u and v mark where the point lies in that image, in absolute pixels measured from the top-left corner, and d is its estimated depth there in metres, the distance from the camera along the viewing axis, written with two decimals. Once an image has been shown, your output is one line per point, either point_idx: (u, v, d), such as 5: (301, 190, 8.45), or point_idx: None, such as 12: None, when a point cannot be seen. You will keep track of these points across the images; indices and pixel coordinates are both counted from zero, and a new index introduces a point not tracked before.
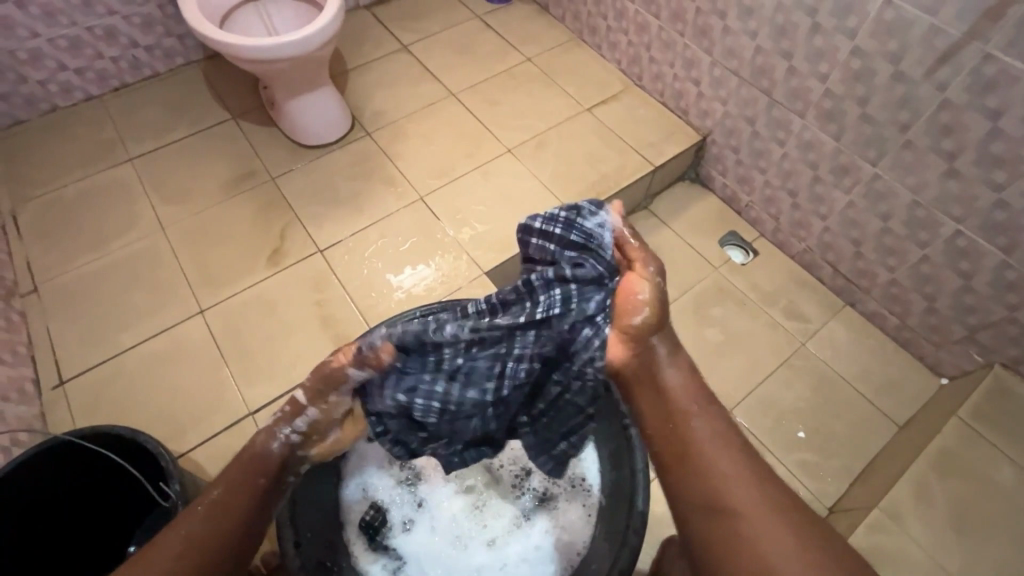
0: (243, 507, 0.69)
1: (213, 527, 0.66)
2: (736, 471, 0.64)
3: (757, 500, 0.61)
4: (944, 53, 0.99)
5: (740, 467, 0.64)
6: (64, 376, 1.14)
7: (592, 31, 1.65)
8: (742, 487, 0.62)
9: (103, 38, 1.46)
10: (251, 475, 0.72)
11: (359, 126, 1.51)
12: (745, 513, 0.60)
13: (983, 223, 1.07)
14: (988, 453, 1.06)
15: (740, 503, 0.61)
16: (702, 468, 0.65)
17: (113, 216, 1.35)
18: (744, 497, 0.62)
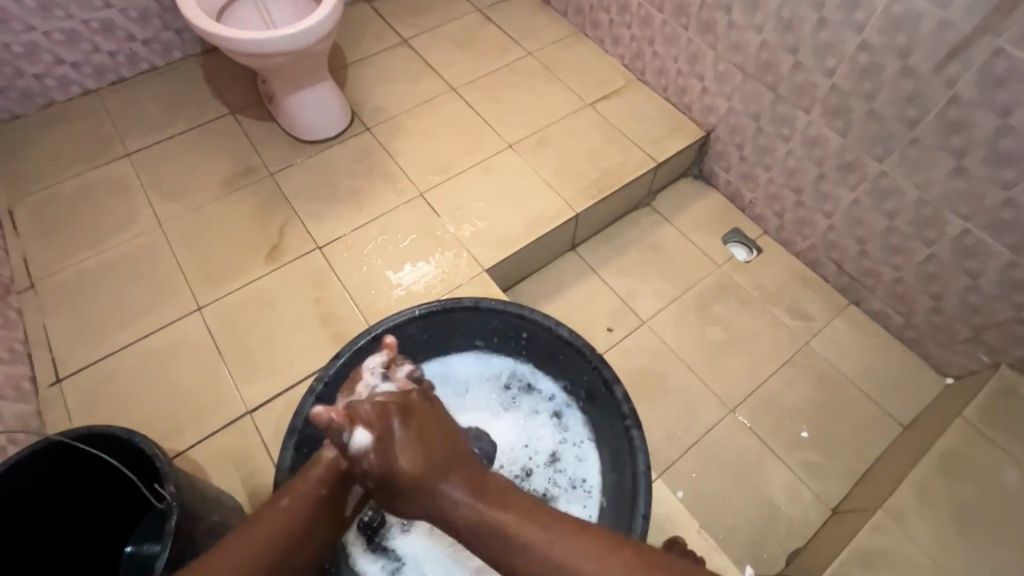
0: (304, 520, 0.70)
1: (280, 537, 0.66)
2: (563, 539, 0.59)
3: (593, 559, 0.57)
4: (953, 49, 0.97)
5: (560, 525, 0.61)
6: (61, 374, 1.13)
7: (594, 25, 1.63)
8: (580, 553, 0.58)
9: (100, 32, 1.45)
10: (319, 488, 0.73)
11: (358, 122, 1.50)
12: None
13: (991, 222, 1.06)
14: (993, 455, 1.05)
15: (573, 571, 0.57)
16: (531, 560, 0.59)
17: (111, 212, 1.33)
18: (578, 563, 0.57)
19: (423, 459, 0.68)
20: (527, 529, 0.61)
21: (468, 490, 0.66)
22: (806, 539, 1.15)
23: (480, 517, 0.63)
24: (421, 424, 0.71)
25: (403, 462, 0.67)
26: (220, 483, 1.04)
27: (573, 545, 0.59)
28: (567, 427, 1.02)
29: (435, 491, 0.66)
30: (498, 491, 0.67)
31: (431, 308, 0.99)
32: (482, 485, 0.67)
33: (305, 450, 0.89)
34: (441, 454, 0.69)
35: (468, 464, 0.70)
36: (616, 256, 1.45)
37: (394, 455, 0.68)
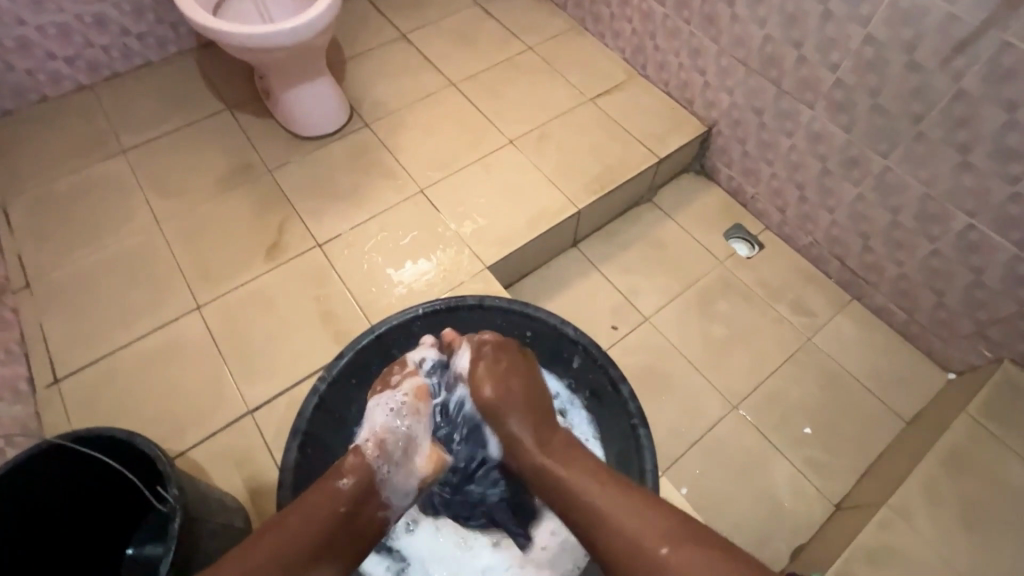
0: (318, 534, 0.71)
1: (289, 550, 0.67)
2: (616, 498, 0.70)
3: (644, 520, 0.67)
4: (960, 43, 0.96)
5: (616, 488, 0.71)
6: (59, 374, 1.12)
7: (595, 19, 1.61)
8: (630, 510, 0.68)
9: (93, 26, 1.42)
10: (334, 504, 0.74)
11: (357, 117, 1.48)
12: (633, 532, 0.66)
13: (996, 218, 1.05)
14: (997, 450, 1.05)
15: (624, 526, 0.67)
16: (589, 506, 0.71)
17: (107, 210, 1.32)
18: (629, 519, 0.67)
19: (505, 393, 0.85)
20: (586, 483, 0.73)
21: (534, 433, 0.82)
22: (809, 535, 1.15)
23: (540, 447, 0.80)
24: (505, 370, 0.88)
25: (489, 392, 0.86)
26: (222, 484, 1.03)
27: (626, 504, 0.69)
28: (573, 425, 1.00)
29: (504, 421, 0.84)
30: (559, 445, 0.80)
31: (434, 307, 1.00)
32: (548, 429, 0.83)
33: (307, 451, 0.88)
34: (519, 396, 0.85)
35: (537, 410, 0.85)
36: (618, 252, 1.45)
37: (482, 385, 0.86)
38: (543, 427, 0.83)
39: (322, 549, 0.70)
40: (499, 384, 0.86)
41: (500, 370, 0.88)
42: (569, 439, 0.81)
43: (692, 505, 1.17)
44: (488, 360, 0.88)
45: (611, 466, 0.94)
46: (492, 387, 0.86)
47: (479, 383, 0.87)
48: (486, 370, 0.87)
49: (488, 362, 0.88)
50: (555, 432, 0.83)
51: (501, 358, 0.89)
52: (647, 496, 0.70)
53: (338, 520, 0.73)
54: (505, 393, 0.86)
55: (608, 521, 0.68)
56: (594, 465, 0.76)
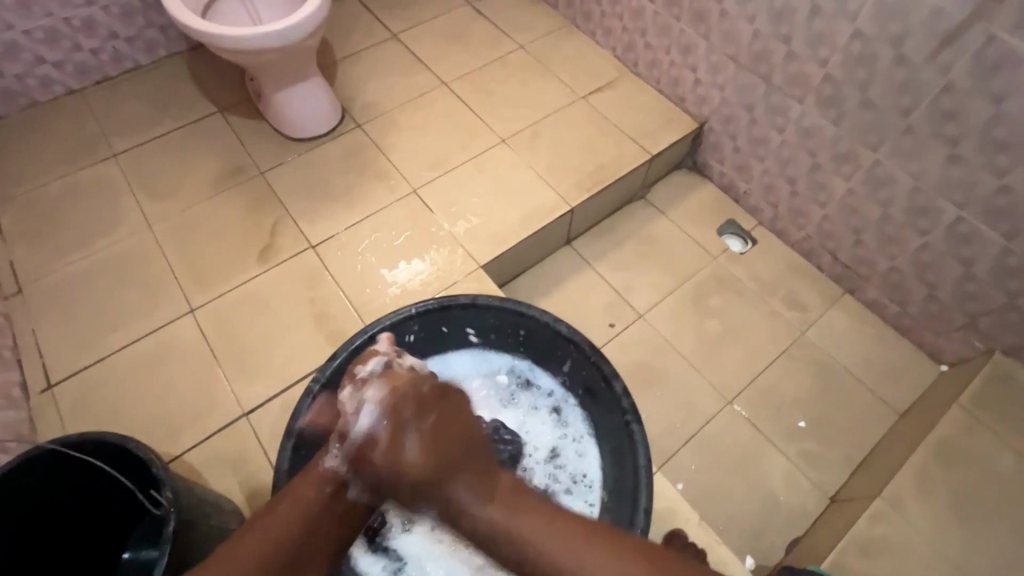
0: (305, 521, 0.71)
1: (261, 564, 0.65)
2: (583, 553, 0.62)
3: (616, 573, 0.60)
4: (946, 36, 0.97)
5: (580, 536, 0.64)
6: (52, 380, 1.11)
7: (586, 17, 1.62)
8: (597, 560, 0.62)
9: (81, 29, 1.42)
10: (319, 487, 0.73)
11: (349, 118, 1.48)
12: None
13: (985, 210, 1.06)
14: (989, 441, 1.06)
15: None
16: (548, 567, 0.63)
17: (98, 214, 1.31)
18: (596, 572, 0.61)
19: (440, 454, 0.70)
20: (544, 541, 0.64)
21: (479, 485, 0.69)
22: (804, 528, 1.16)
23: (485, 502, 0.68)
24: (432, 430, 0.72)
25: (414, 452, 0.70)
26: (218, 487, 1.03)
27: (592, 557, 0.62)
28: (566, 422, 1.01)
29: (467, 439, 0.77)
30: (509, 496, 0.69)
31: (428, 306, 0.99)
32: (494, 481, 0.71)
33: (302, 451, 0.89)
34: (455, 449, 0.71)
35: (477, 459, 0.72)
36: (612, 249, 1.45)
37: (404, 450, 0.71)
38: (482, 472, 0.71)
39: (311, 533, 0.71)
40: (428, 446, 0.71)
41: (426, 434, 0.71)
42: (518, 493, 0.70)
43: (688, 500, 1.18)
44: (414, 418, 0.72)
45: (605, 462, 0.95)
46: (418, 444, 0.71)
47: (399, 446, 0.71)
48: (408, 429, 0.71)
49: (411, 421, 0.71)
50: (502, 481, 0.71)
51: (427, 409, 0.73)
52: (619, 541, 0.64)
53: (324, 500, 0.73)
54: (439, 456, 0.70)
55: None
56: (554, 516, 0.67)
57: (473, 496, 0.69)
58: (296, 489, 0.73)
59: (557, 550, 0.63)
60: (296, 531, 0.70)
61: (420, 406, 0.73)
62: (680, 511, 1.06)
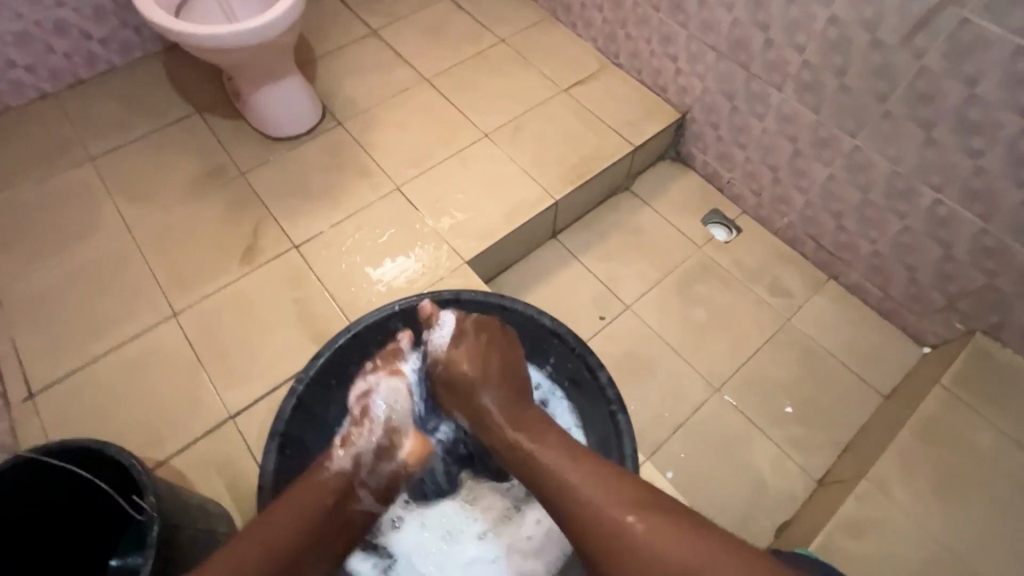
0: (310, 531, 0.73)
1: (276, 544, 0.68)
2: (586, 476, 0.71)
3: (610, 496, 0.68)
4: (920, 20, 0.98)
5: (587, 461, 0.74)
6: (33, 388, 1.10)
7: (566, 9, 1.61)
8: (593, 481, 0.70)
9: (53, 32, 1.39)
10: (320, 498, 0.76)
11: (330, 116, 1.46)
12: (597, 503, 0.68)
13: (962, 192, 1.07)
14: (971, 419, 1.08)
15: (592, 501, 0.68)
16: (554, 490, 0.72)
17: (76, 219, 1.29)
18: (594, 490, 0.69)
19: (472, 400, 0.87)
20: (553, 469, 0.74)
21: (506, 412, 0.83)
22: (793, 511, 1.17)
23: (509, 421, 0.82)
24: (487, 347, 0.89)
25: (467, 367, 0.88)
26: (205, 491, 1.02)
27: (594, 483, 0.70)
28: (553, 415, 1.01)
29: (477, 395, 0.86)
30: (529, 429, 0.80)
31: (410, 303, 0.99)
32: (509, 425, 0.82)
33: (288, 452, 0.89)
34: (499, 373, 0.88)
35: (513, 386, 0.87)
36: (598, 241, 1.45)
37: (459, 360, 0.88)
38: (510, 394, 0.86)
39: (313, 540, 0.73)
40: (476, 363, 0.88)
41: (479, 354, 0.89)
42: (541, 422, 0.82)
43: (678, 488, 1.19)
44: (470, 337, 0.90)
45: (593, 452, 0.96)
46: (471, 363, 0.88)
47: (459, 360, 0.88)
48: (467, 349, 0.89)
49: (468, 339, 0.90)
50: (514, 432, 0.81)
51: (484, 335, 0.91)
52: (614, 470, 0.72)
53: (326, 510, 0.76)
54: (468, 394, 0.87)
55: (571, 491, 0.70)
56: (566, 446, 0.77)
57: (498, 412, 0.84)
58: (295, 502, 0.74)
59: (566, 466, 0.73)
60: (302, 537, 0.71)
61: (477, 330, 0.91)
62: (669, 498, 1.07)
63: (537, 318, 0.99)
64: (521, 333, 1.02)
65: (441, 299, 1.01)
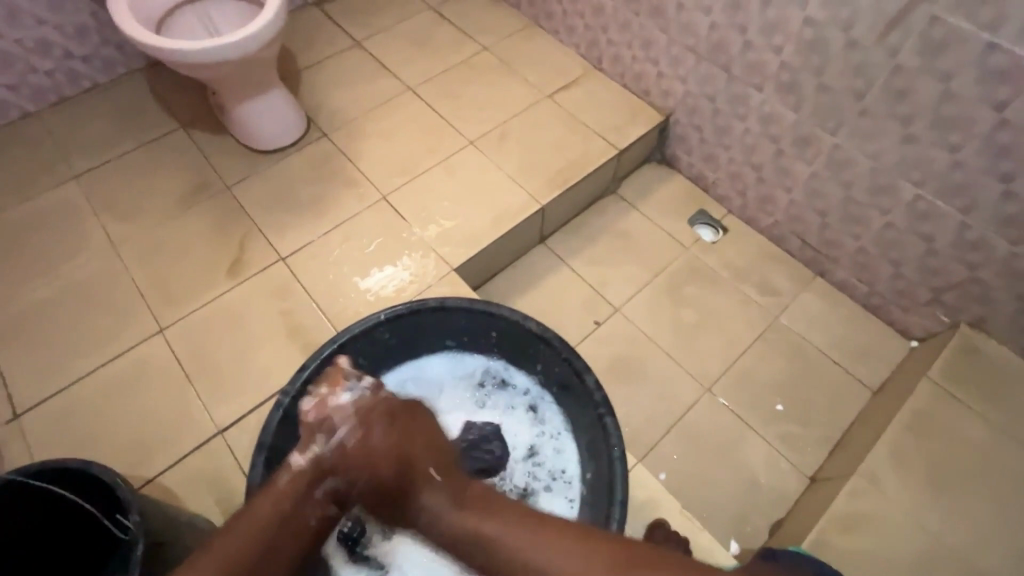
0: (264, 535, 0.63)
1: None
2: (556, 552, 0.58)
3: (581, 561, 0.57)
4: (893, 18, 0.99)
5: (551, 533, 0.60)
6: (18, 410, 1.09)
7: (548, 16, 1.62)
8: (569, 547, 0.58)
9: (35, 51, 1.39)
10: (275, 506, 0.66)
11: (315, 128, 1.47)
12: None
13: (942, 186, 1.09)
14: (960, 412, 1.08)
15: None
16: (518, 568, 0.58)
17: (60, 238, 1.28)
18: (563, 565, 0.57)
19: (406, 447, 0.71)
20: (512, 538, 0.60)
21: (450, 492, 0.67)
22: (786, 509, 1.17)
23: (450, 495, 0.67)
24: (402, 432, 0.71)
25: (385, 464, 0.69)
26: (194, 507, 1.01)
27: (565, 556, 0.58)
28: (543, 419, 1.02)
29: (417, 479, 0.69)
30: (480, 505, 0.66)
31: (396, 311, 0.99)
32: (458, 487, 0.69)
33: (274, 465, 0.89)
34: (421, 450, 0.71)
35: (445, 469, 0.70)
36: (585, 245, 1.46)
37: (371, 447, 0.70)
38: (439, 476, 0.69)
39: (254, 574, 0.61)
40: (395, 444, 0.70)
41: (396, 430, 0.71)
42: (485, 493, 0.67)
43: (672, 490, 1.18)
44: (382, 415, 0.72)
45: (582, 455, 0.97)
46: (390, 449, 0.70)
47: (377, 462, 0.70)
48: (376, 438, 0.70)
49: (368, 429, 0.70)
50: (471, 488, 0.68)
51: (395, 414, 0.73)
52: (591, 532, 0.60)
53: (277, 526, 0.65)
54: (403, 448, 0.70)
55: (538, 573, 0.57)
56: (528, 515, 0.63)
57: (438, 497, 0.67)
58: (252, 513, 0.64)
59: (530, 549, 0.59)
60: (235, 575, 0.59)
61: (393, 403, 0.74)
62: (662, 501, 1.07)
63: (530, 322, 0.98)
64: (513, 339, 1.02)
65: (429, 306, 1.00)
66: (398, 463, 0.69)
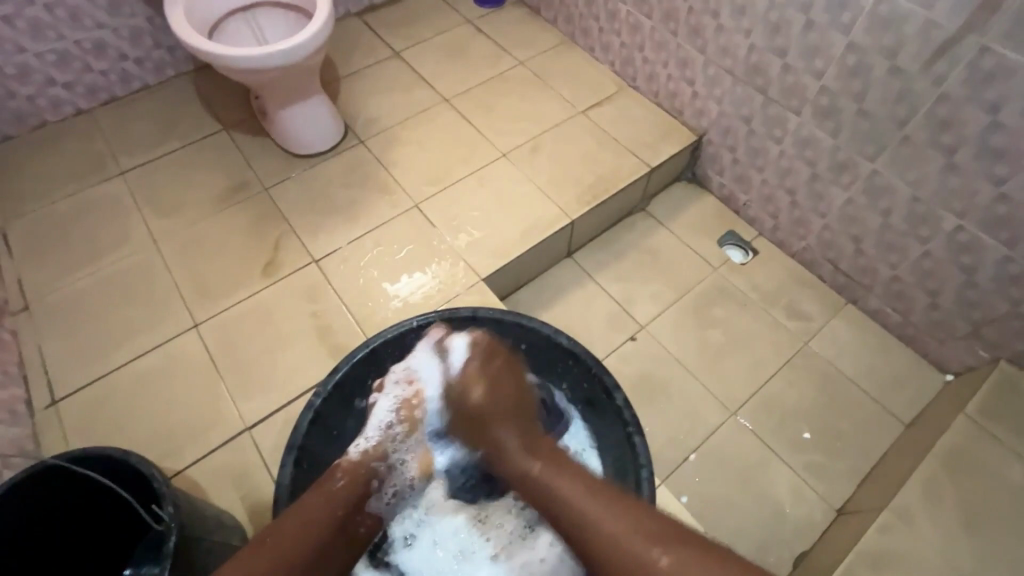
0: (325, 530, 0.74)
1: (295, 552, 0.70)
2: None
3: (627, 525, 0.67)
4: (940, 47, 0.98)
5: (606, 497, 0.71)
6: (56, 396, 1.12)
7: (585, 33, 1.64)
8: (618, 513, 0.68)
9: (91, 52, 1.45)
10: (331, 507, 0.77)
11: (352, 135, 1.50)
12: (614, 539, 0.66)
13: (985, 218, 1.06)
14: (998, 450, 1.05)
15: (603, 528, 0.68)
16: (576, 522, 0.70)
17: (105, 231, 1.33)
18: (608, 518, 0.68)
19: (495, 396, 0.88)
20: (581, 505, 0.71)
21: (521, 439, 0.84)
22: (811, 540, 1.14)
23: (528, 451, 0.82)
24: (494, 368, 0.91)
25: (479, 396, 0.88)
26: (218, 503, 1.03)
27: (614, 512, 0.69)
28: (568, 434, 1.02)
29: (493, 426, 0.86)
30: (550, 458, 0.80)
31: (428, 319, 1.02)
32: (536, 438, 0.84)
33: (303, 466, 0.90)
34: (506, 402, 0.88)
35: (522, 416, 0.88)
36: (613, 261, 1.46)
37: (470, 388, 0.89)
38: (534, 450, 0.82)
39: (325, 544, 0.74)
40: (490, 388, 0.89)
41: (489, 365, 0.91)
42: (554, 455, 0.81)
43: (694, 513, 1.16)
44: (480, 361, 0.91)
45: (608, 473, 0.96)
46: (482, 389, 0.89)
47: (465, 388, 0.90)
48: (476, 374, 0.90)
49: (479, 364, 0.91)
50: (542, 439, 0.84)
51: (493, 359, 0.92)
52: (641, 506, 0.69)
53: (336, 521, 0.77)
54: (491, 393, 0.89)
55: (588, 526, 0.69)
56: (583, 476, 0.76)
57: (523, 456, 0.82)
58: (308, 506, 0.76)
59: (584, 503, 0.71)
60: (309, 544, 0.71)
61: (488, 355, 0.92)
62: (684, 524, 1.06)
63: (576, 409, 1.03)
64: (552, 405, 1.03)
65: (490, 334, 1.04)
66: (490, 410, 0.87)
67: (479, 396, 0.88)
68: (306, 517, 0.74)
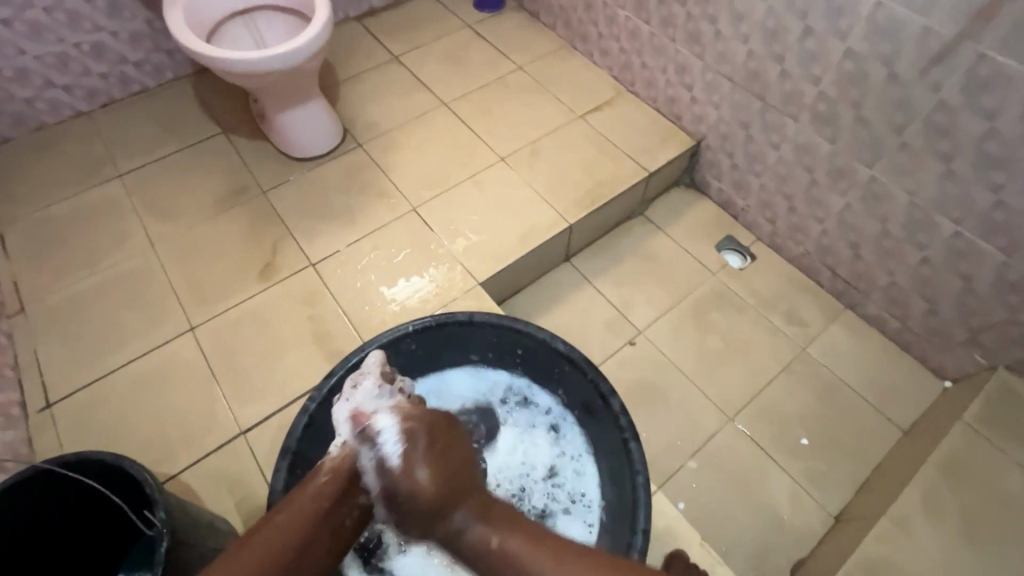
0: (302, 537, 0.66)
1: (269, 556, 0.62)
2: (565, 562, 0.61)
3: None
4: (937, 55, 0.98)
5: (569, 556, 0.61)
6: (51, 399, 1.12)
7: (584, 38, 1.65)
8: None
9: (91, 54, 1.45)
10: (314, 504, 0.69)
11: (350, 139, 1.50)
12: None
13: (983, 224, 1.06)
14: (997, 457, 1.05)
15: None
16: None
17: (102, 234, 1.33)
18: None
19: (442, 477, 0.69)
20: (541, 567, 0.61)
21: (478, 524, 0.65)
22: (809, 547, 1.13)
23: (486, 538, 0.64)
24: (436, 454, 0.71)
25: (424, 479, 0.68)
26: (213, 508, 1.02)
27: (574, 568, 0.60)
28: (564, 439, 1.03)
29: (446, 516, 0.66)
30: (511, 526, 0.66)
31: (424, 324, 1.00)
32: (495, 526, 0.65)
33: (297, 471, 0.90)
34: (458, 478, 0.69)
35: (478, 493, 0.69)
36: (611, 266, 1.45)
37: (414, 470, 0.69)
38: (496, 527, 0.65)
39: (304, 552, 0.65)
40: (436, 468, 0.69)
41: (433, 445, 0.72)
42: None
43: (691, 520, 1.16)
44: (422, 431, 0.73)
45: (603, 480, 0.96)
46: (428, 468, 0.69)
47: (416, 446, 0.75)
48: (418, 453, 0.71)
49: (423, 430, 0.73)
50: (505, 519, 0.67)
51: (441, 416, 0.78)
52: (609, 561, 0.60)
53: (319, 523, 0.68)
54: (441, 473, 0.69)
55: None
56: (549, 544, 0.63)
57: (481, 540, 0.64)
58: (291, 508, 0.68)
59: (545, 569, 0.60)
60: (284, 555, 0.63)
61: (430, 419, 0.75)
62: (681, 530, 1.05)
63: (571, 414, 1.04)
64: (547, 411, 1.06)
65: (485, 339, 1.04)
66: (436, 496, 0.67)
67: (424, 479, 0.68)
68: (281, 519, 0.66)
